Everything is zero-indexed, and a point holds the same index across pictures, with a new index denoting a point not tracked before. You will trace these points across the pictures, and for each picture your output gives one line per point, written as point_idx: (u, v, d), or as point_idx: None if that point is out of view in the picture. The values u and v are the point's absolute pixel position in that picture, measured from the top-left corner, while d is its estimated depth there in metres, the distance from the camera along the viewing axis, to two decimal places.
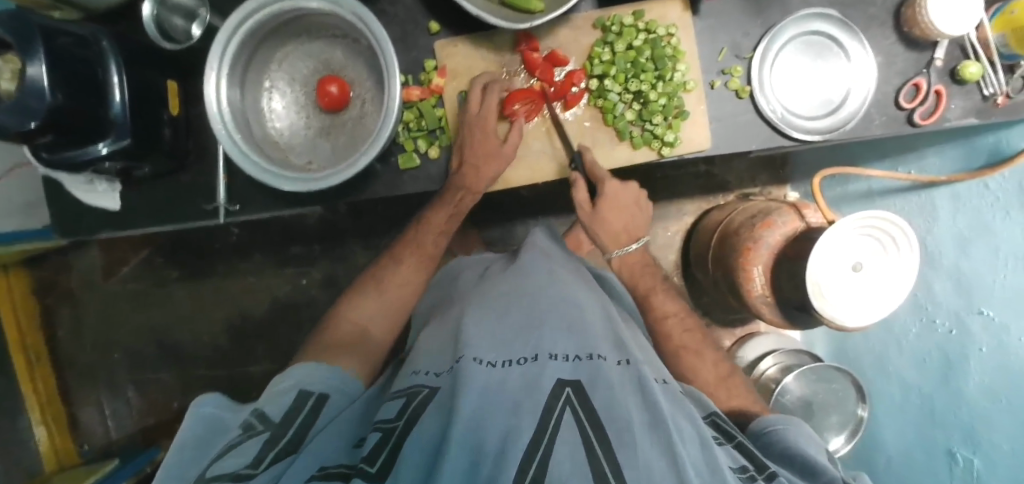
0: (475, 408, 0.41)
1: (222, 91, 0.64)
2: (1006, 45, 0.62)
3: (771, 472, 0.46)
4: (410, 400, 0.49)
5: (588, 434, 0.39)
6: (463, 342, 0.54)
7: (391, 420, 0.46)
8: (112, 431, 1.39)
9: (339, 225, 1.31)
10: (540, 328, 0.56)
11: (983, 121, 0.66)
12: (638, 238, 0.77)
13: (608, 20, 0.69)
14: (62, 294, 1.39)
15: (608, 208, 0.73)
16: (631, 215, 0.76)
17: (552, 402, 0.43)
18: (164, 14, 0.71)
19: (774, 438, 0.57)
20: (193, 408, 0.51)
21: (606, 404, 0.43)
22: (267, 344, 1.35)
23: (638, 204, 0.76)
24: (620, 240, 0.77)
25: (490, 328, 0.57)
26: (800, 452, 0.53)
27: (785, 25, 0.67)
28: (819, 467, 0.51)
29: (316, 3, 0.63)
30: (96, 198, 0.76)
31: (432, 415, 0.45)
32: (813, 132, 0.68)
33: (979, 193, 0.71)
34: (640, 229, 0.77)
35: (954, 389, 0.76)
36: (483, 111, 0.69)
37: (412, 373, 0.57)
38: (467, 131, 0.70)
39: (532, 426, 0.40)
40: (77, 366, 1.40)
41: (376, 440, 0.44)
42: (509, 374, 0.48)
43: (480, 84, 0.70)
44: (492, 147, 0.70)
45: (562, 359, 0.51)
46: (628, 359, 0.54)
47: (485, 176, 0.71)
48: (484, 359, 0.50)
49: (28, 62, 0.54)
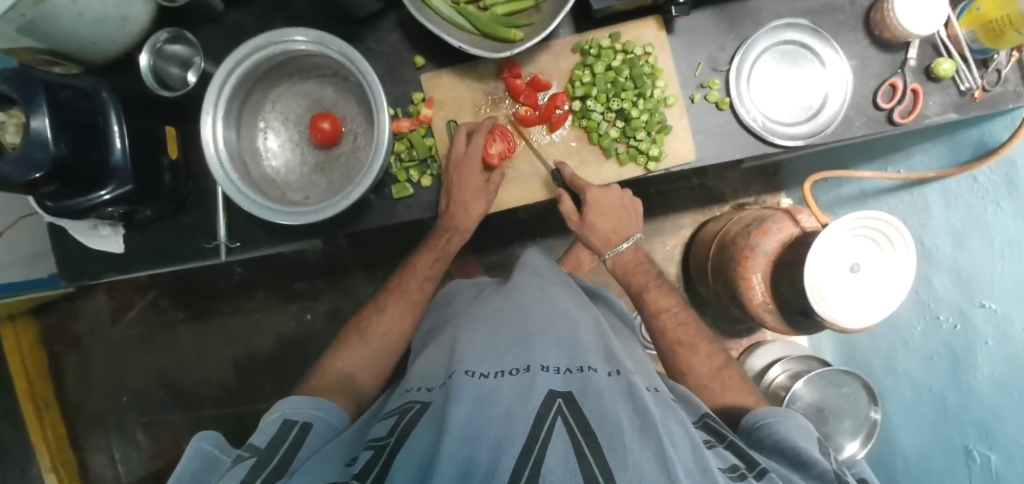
0: (468, 421, 0.42)
1: (218, 133, 0.66)
2: (975, 40, 0.64)
3: (762, 468, 0.46)
4: (402, 418, 0.50)
5: (579, 440, 0.40)
6: (457, 359, 0.55)
7: (382, 438, 0.47)
8: (121, 475, 1.38)
9: (341, 258, 1.33)
10: (532, 343, 0.57)
11: (963, 116, 0.67)
12: (629, 236, 0.78)
13: (586, 43, 0.71)
14: (70, 340, 1.40)
15: (595, 215, 0.74)
16: (620, 215, 0.76)
17: (544, 411, 0.44)
18: (159, 64, 0.75)
19: (764, 432, 0.56)
20: (193, 442, 0.51)
21: (597, 412, 0.44)
22: (273, 379, 1.35)
23: (625, 205, 0.76)
24: (610, 240, 0.77)
25: (483, 344, 0.57)
26: (790, 443, 0.52)
27: (758, 36, 0.69)
28: (809, 459, 0.50)
29: (304, 45, 0.66)
30: (101, 243, 0.78)
31: (424, 429, 0.45)
32: (796, 137, 0.69)
33: (969, 187, 0.71)
34: (630, 226, 0.78)
35: (962, 383, 0.74)
36: (470, 151, 0.71)
37: (405, 390, 0.58)
38: (454, 170, 0.72)
39: (524, 436, 0.40)
40: (86, 412, 1.40)
41: (367, 458, 0.45)
42: (500, 384, 0.49)
43: (465, 129, 0.73)
44: (477, 186, 0.72)
45: (553, 371, 0.51)
46: (619, 370, 0.54)
47: (473, 214, 0.74)
48: (475, 371, 0.51)
49: (33, 115, 0.56)
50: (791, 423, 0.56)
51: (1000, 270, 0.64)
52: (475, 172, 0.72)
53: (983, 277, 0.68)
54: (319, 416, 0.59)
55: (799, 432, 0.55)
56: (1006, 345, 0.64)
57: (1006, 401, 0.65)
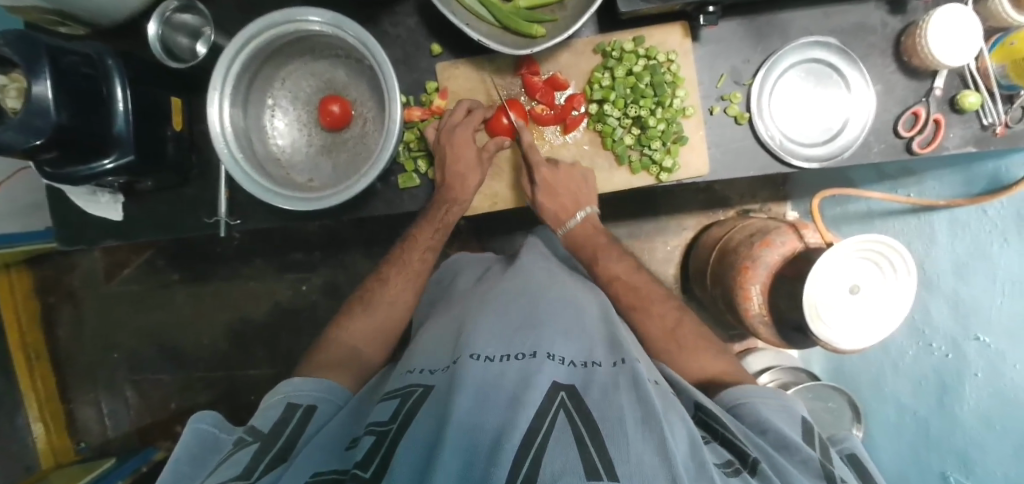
0: (471, 405, 0.43)
1: (225, 111, 0.65)
2: (1005, 75, 0.62)
3: (755, 461, 0.45)
4: (405, 401, 0.50)
5: (581, 432, 0.40)
6: (463, 343, 0.56)
7: (385, 423, 0.47)
8: (109, 429, 1.40)
9: (341, 233, 1.31)
10: (538, 330, 0.58)
11: (982, 150, 0.66)
12: (579, 211, 0.75)
13: (608, 45, 0.70)
14: (64, 293, 1.40)
15: (542, 193, 0.72)
16: (577, 190, 0.73)
17: (547, 403, 0.44)
18: (167, 33, 0.72)
19: (750, 411, 0.55)
20: (191, 423, 0.53)
21: (601, 405, 0.44)
22: (266, 347, 1.36)
23: (583, 183, 0.72)
24: (560, 217, 0.76)
25: (490, 328, 0.58)
26: (773, 425, 0.51)
27: (785, 52, 0.67)
28: (793, 444, 0.49)
29: (318, 25, 0.64)
30: (99, 209, 0.77)
31: (427, 413, 0.46)
32: (813, 159, 0.68)
33: (978, 218, 0.71)
34: (584, 203, 0.74)
35: (949, 407, 0.76)
36: (466, 121, 0.70)
37: (407, 371, 0.58)
38: (446, 144, 0.70)
39: (527, 424, 0.40)
40: (76, 365, 1.41)
41: (370, 443, 0.45)
42: (507, 368, 0.50)
43: (464, 107, 0.71)
44: (469, 156, 0.70)
45: (558, 360, 0.52)
46: (624, 359, 0.53)
47: (471, 184, 0.71)
48: (482, 355, 0.52)
49: (34, 81, 0.54)
50: (778, 409, 0.55)
51: (1000, 304, 0.65)
52: (468, 140, 0.70)
53: (980, 311, 0.69)
54: (324, 397, 0.60)
55: (783, 417, 0.54)
56: (995, 376, 0.67)
57: (995, 435, 0.67)
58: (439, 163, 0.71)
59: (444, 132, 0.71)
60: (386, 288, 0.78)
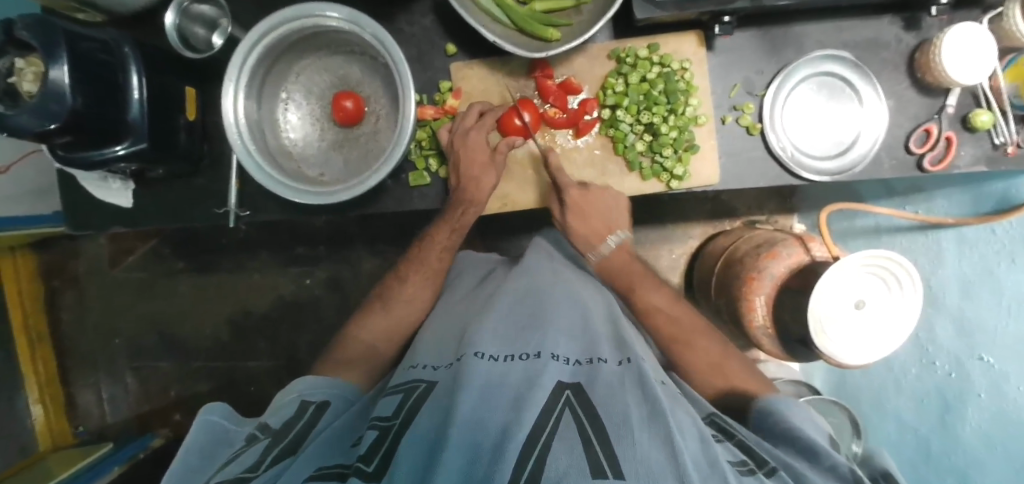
0: (475, 403, 0.43)
1: (240, 102, 0.65)
2: (1017, 96, 0.63)
3: (773, 467, 0.46)
4: (408, 396, 0.51)
5: (589, 433, 0.40)
6: (466, 341, 0.56)
7: (388, 418, 0.48)
8: (107, 415, 1.40)
9: (347, 229, 1.32)
10: (541, 330, 0.58)
11: (994, 169, 0.66)
12: (613, 236, 0.75)
13: (623, 51, 0.70)
14: (68, 279, 1.41)
15: (572, 215, 0.73)
16: (607, 212, 0.73)
17: (552, 403, 0.44)
18: (184, 23, 0.72)
19: (774, 419, 0.55)
20: (202, 415, 0.53)
21: (605, 403, 0.44)
22: (267, 340, 1.36)
23: (615, 206, 0.73)
24: (592, 243, 0.76)
25: (494, 328, 0.58)
26: (798, 432, 0.51)
27: (799, 64, 0.67)
28: (821, 450, 0.48)
29: (336, 21, 0.64)
30: (109, 195, 0.78)
31: (432, 409, 0.46)
32: (824, 172, 0.68)
33: (987, 238, 0.73)
34: (616, 226, 0.74)
35: (955, 426, 0.76)
36: (480, 125, 0.71)
37: (410, 366, 0.59)
38: (460, 146, 0.70)
39: (532, 422, 0.41)
40: (76, 350, 1.41)
41: (373, 437, 0.45)
42: (511, 368, 0.50)
43: (476, 110, 0.72)
44: (482, 159, 0.70)
45: (563, 361, 0.52)
46: (629, 359, 0.54)
47: (485, 186, 0.71)
48: (485, 353, 0.52)
49: (51, 65, 0.54)
50: (803, 417, 0.55)
51: (1006, 326, 0.69)
52: (481, 144, 0.70)
53: (985, 329, 0.72)
54: (337, 397, 0.61)
55: (810, 426, 0.54)
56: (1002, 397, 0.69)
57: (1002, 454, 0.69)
58: (451, 165, 0.72)
59: (457, 136, 0.71)
60: (390, 285, 0.78)
